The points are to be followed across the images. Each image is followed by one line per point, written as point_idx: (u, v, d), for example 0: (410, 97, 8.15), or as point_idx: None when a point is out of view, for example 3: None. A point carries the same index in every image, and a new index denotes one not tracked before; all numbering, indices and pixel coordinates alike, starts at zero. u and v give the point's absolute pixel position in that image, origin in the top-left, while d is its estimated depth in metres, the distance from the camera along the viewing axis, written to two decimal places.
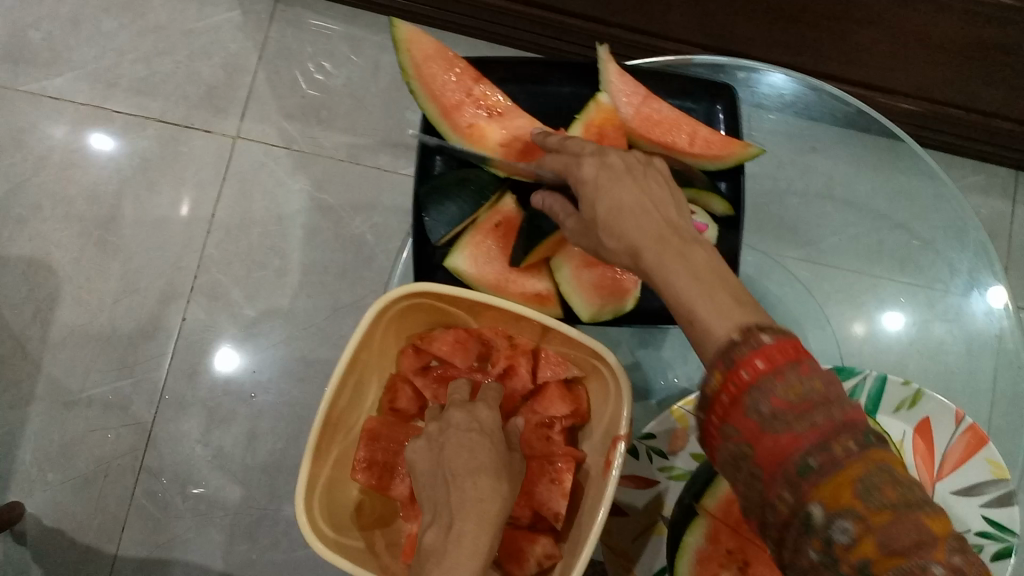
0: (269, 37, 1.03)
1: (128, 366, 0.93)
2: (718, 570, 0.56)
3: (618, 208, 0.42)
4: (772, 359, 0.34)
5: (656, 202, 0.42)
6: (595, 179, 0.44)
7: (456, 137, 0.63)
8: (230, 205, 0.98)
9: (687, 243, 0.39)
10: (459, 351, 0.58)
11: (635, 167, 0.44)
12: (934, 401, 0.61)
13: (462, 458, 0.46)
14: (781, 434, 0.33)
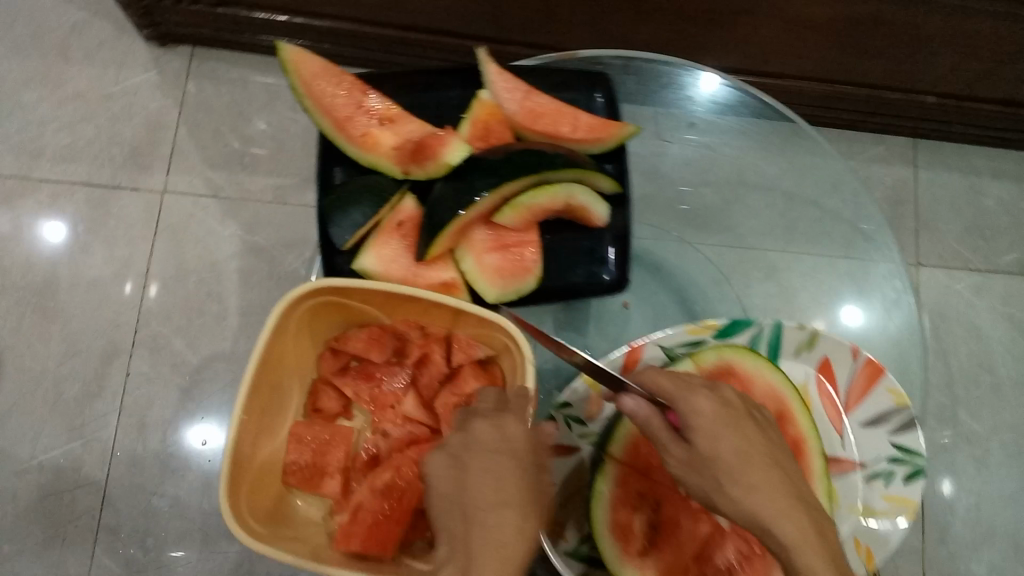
0: (187, 92, 1.05)
1: (77, 428, 0.94)
2: (631, 512, 0.57)
3: (748, 455, 0.45)
4: None
5: (769, 456, 0.47)
6: (710, 416, 0.46)
7: (351, 147, 0.61)
8: (164, 258, 1.00)
9: (811, 508, 0.45)
10: (374, 346, 0.57)
11: (741, 412, 0.48)
12: (829, 341, 0.63)
13: (498, 512, 0.45)
14: None
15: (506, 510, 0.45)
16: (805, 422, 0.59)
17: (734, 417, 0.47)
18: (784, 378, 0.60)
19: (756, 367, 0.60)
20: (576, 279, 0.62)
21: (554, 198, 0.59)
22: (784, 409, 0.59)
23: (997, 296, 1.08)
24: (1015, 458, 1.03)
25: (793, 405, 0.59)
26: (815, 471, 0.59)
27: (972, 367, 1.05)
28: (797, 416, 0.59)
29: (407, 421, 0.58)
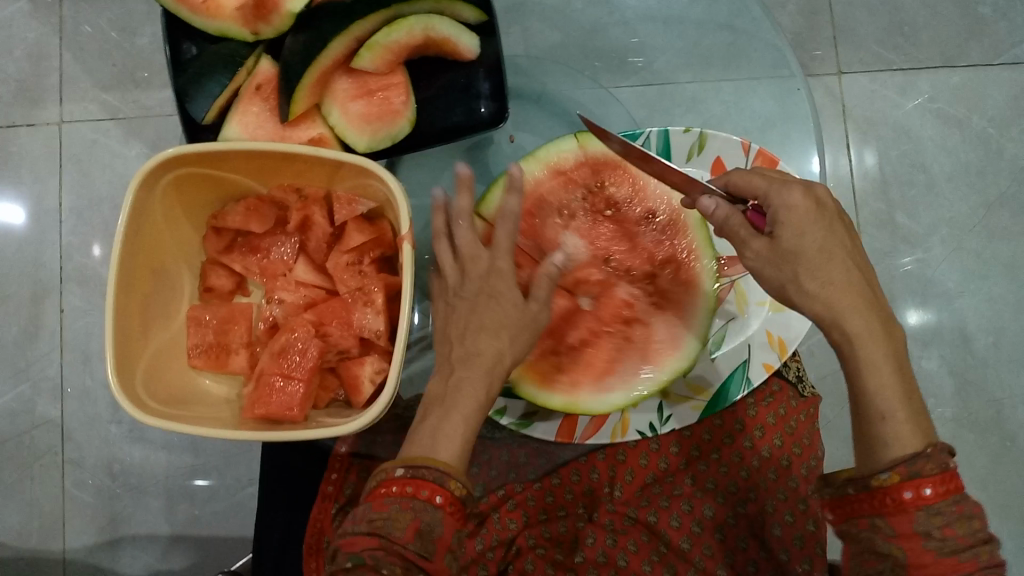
0: (63, 16, 1.00)
1: (23, 370, 0.94)
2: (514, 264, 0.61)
3: (828, 256, 0.50)
4: (937, 488, 0.45)
5: (852, 255, 0.51)
6: (810, 218, 0.50)
7: (194, 17, 0.58)
8: (74, 190, 0.97)
9: (884, 317, 0.50)
10: (253, 218, 0.55)
11: (837, 216, 0.51)
12: (718, 139, 0.62)
13: (481, 316, 0.52)
14: (940, 549, 0.45)
15: (499, 315, 0.52)
16: (697, 231, 0.62)
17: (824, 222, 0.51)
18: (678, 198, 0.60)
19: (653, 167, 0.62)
20: (454, 119, 0.61)
21: (411, 34, 0.56)
22: (676, 216, 0.63)
23: (922, 94, 1.07)
24: (953, 252, 1.04)
25: (687, 215, 0.62)
26: (703, 283, 0.62)
27: (905, 168, 1.06)
28: (692, 226, 0.62)
29: (301, 287, 0.57)
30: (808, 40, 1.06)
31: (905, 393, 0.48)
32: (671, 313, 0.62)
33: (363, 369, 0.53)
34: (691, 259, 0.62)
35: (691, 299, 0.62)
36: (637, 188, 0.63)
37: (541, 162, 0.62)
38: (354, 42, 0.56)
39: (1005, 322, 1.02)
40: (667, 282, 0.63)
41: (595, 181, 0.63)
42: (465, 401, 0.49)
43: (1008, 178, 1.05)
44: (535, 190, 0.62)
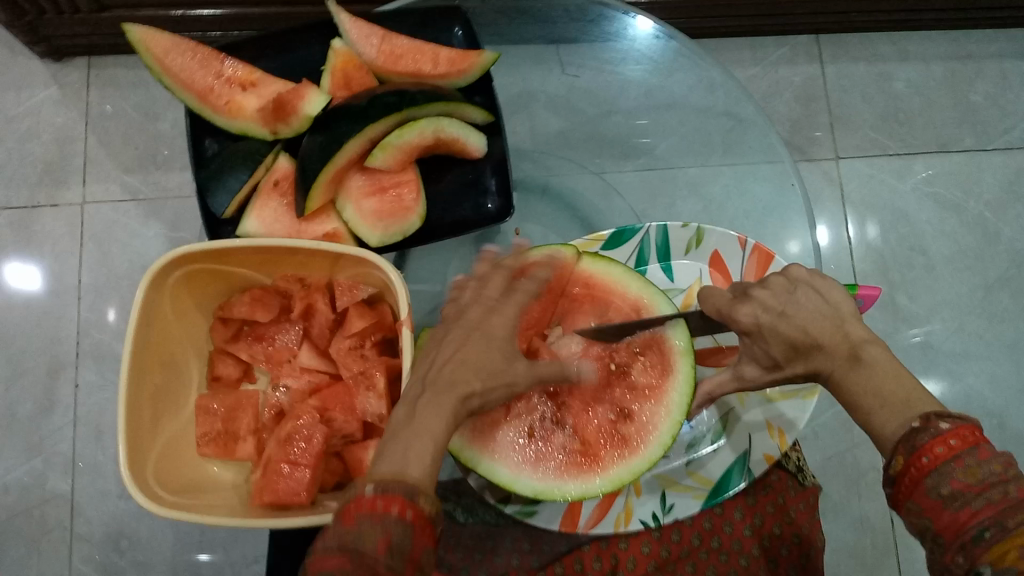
0: (91, 103, 1.05)
1: (35, 445, 0.95)
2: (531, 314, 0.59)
3: (801, 343, 0.48)
4: (951, 444, 0.42)
5: (826, 314, 0.48)
6: (767, 303, 0.50)
7: (220, 117, 0.62)
8: (93, 267, 1.00)
9: (867, 354, 0.47)
10: (258, 308, 0.58)
11: (787, 293, 0.50)
12: (715, 234, 0.65)
13: (469, 352, 0.47)
14: (959, 511, 0.41)
15: (483, 357, 0.47)
16: (623, 470, 0.57)
17: (777, 314, 0.49)
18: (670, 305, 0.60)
19: (674, 400, 0.58)
20: (462, 213, 0.64)
21: (422, 136, 0.59)
22: (632, 440, 0.58)
23: (919, 178, 1.10)
24: (956, 332, 1.05)
25: (635, 458, 0.57)
26: (568, 481, 0.57)
27: (904, 249, 1.08)
28: (628, 463, 0.57)
29: (305, 372, 0.60)
30: (806, 126, 1.10)
31: (880, 403, 0.45)
32: (520, 455, 0.57)
33: (367, 453, 0.55)
34: (595, 465, 0.57)
35: (537, 473, 0.57)
36: (647, 392, 0.59)
37: (643, 290, 0.59)
38: (368, 143, 0.59)
39: (1009, 404, 1.02)
40: (554, 444, 0.58)
41: (637, 344, 0.60)
42: (426, 431, 0.43)
43: (1004, 260, 1.08)
44: (613, 291, 0.60)
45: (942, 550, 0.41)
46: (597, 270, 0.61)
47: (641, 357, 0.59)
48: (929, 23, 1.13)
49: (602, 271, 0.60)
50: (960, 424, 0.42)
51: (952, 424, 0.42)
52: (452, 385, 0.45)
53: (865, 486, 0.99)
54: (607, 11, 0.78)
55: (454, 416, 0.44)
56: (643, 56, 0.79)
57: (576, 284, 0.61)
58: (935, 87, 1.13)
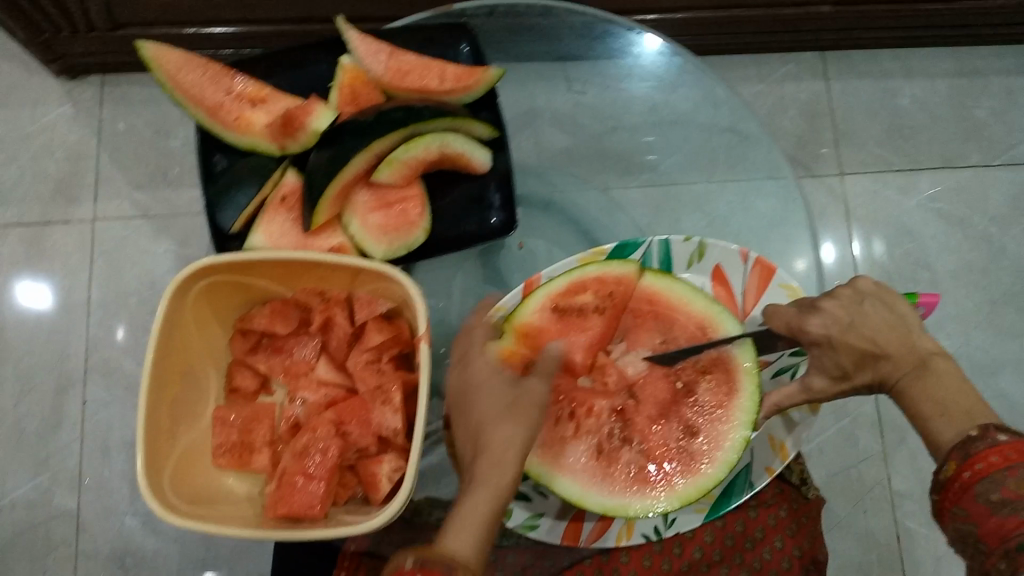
0: (103, 121, 1.06)
1: (42, 462, 0.96)
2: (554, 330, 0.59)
3: (870, 352, 0.54)
4: (1005, 456, 0.47)
5: (891, 324, 0.55)
6: (841, 318, 0.55)
7: (227, 133, 0.63)
8: (104, 283, 1.01)
9: (931, 365, 0.54)
10: (278, 320, 0.58)
11: (855, 307, 0.56)
12: (718, 248, 0.65)
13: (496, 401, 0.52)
14: (1008, 518, 0.46)
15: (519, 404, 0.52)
16: (688, 486, 0.59)
17: (848, 326, 0.55)
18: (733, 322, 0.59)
19: (741, 415, 0.59)
20: (466, 227, 0.65)
21: (428, 150, 0.60)
22: (699, 458, 0.59)
23: (924, 194, 1.10)
24: (963, 348, 1.05)
25: (702, 475, 0.59)
26: (636, 497, 0.58)
27: (910, 265, 1.08)
28: (695, 480, 0.59)
29: (322, 385, 0.60)
30: (810, 142, 1.11)
31: (942, 411, 0.52)
32: (590, 471, 0.59)
33: (381, 467, 0.54)
34: (662, 482, 0.59)
35: (608, 487, 0.58)
36: (716, 411, 0.59)
37: (707, 308, 0.60)
38: (375, 157, 0.60)
39: (1018, 420, 1.02)
40: (622, 461, 0.60)
41: (702, 362, 0.60)
42: (482, 490, 0.48)
43: (1010, 275, 1.08)
44: (677, 308, 0.60)
45: (987, 552, 0.47)
46: (660, 285, 0.61)
47: (704, 376, 0.60)
48: (934, 40, 1.14)
49: (664, 287, 0.60)
50: (1017, 438, 0.48)
51: (1010, 437, 0.48)
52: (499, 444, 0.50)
53: (871, 502, 0.98)
54: (613, 27, 0.80)
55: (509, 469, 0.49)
56: (649, 73, 0.80)
57: (638, 300, 0.61)
58: (940, 103, 1.13)
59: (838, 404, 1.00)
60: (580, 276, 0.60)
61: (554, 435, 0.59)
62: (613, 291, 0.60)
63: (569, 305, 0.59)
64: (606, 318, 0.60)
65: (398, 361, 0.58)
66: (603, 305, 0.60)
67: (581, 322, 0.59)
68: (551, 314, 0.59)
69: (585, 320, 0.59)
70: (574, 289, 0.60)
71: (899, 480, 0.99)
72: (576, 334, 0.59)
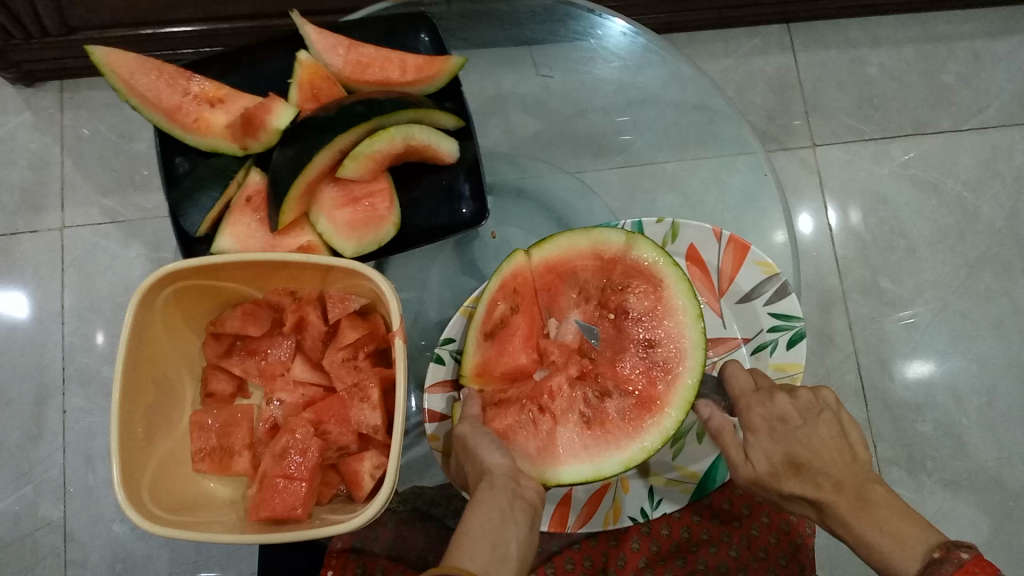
0: (65, 127, 1.05)
1: (25, 473, 0.95)
2: (486, 334, 0.58)
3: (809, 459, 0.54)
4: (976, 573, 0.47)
5: (835, 442, 0.55)
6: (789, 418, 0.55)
7: (188, 136, 0.63)
8: (76, 291, 1.00)
9: (867, 488, 0.53)
10: (251, 323, 0.57)
11: (808, 406, 0.56)
12: (690, 228, 0.64)
13: (478, 439, 0.53)
14: None
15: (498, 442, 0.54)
16: (683, 391, 0.57)
17: (789, 426, 0.55)
18: (610, 230, 0.59)
19: (681, 302, 0.58)
20: (437, 219, 0.65)
21: (393, 143, 0.59)
22: (671, 365, 0.58)
23: (897, 162, 1.10)
24: (940, 314, 1.06)
25: (685, 374, 0.57)
26: (643, 435, 0.57)
27: (885, 233, 1.08)
28: (681, 383, 0.57)
29: (299, 385, 0.59)
30: (781, 115, 1.10)
31: (901, 548, 0.50)
32: (589, 442, 0.57)
33: (364, 465, 0.54)
34: (657, 404, 0.57)
35: (614, 445, 0.57)
36: (652, 315, 0.59)
37: (591, 238, 0.59)
38: (337, 153, 0.59)
39: (993, 382, 1.03)
40: (611, 413, 0.58)
41: (619, 285, 0.60)
42: (480, 507, 0.48)
43: (985, 239, 1.08)
44: (571, 258, 0.59)
45: None
46: (546, 251, 0.59)
47: (626, 292, 0.59)
48: (899, 7, 1.13)
49: (550, 250, 0.59)
50: (977, 554, 0.48)
51: (971, 554, 0.48)
52: (500, 474, 0.51)
53: None
54: (573, 10, 0.77)
55: (512, 494, 0.49)
56: (613, 54, 0.79)
57: (538, 275, 0.59)
58: (908, 70, 1.13)
59: (820, 376, 1.02)
60: (488, 294, 0.57)
61: (542, 436, 0.58)
62: (513, 290, 0.58)
63: (490, 324, 0.58)
64: (524, 311, 0.59)
65: (375, 357, 0.58)
66: (515, 304, 0.59)
67: (508, 331, 0.59)
68: (485, 342, 0.58)
69: (509, 326, 0.59)
70: (489, 309, 0.58)
71: (883, 446, 1.01)
72: (509, 345, 0.59)
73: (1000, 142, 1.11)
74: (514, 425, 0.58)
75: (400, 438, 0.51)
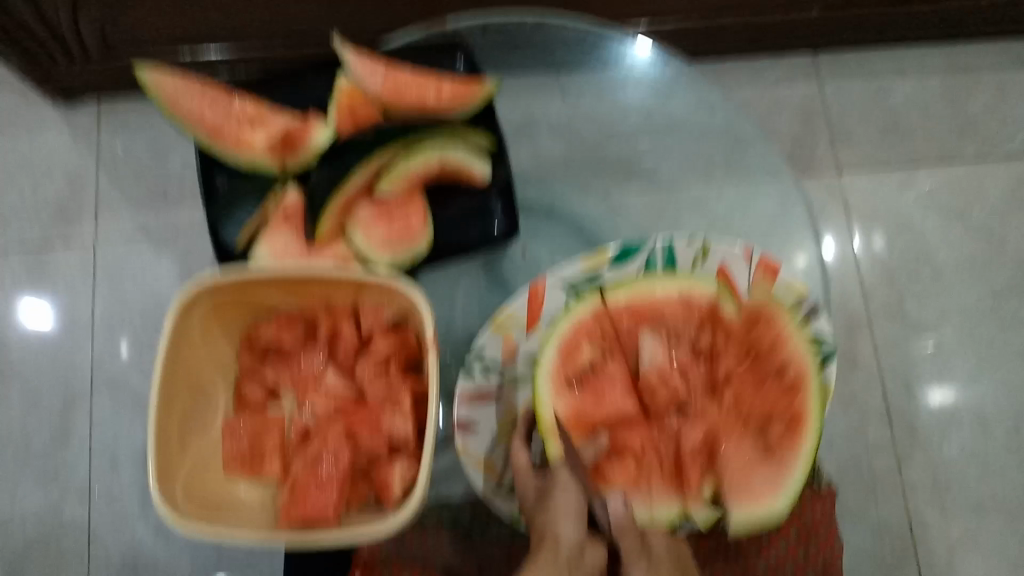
0: (102, 143, 1.07)
1: (52, 480, 0.95)
2: (574, 381, 0.59)
3: None
4: None
5: None
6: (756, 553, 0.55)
7: (229, 155, 0.64)
8: (107, 302, 1.01)
9: None
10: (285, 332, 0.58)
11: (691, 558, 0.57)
12: (720, 248, 0.65)
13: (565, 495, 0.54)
14: None
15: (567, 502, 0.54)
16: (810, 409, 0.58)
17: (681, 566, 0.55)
18: (683, 278, 0.63)
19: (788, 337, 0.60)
20: (469, 236, 0.66)
21: (427, 163, 0.64)
22: (793, 391, 0.59)
23: (923, 189, 1.11)
24: (966, 340, 1.05)
25: (810, 396, 0.59)
26: (785, 455, 0.58)
27: (911, 260, 1.08)
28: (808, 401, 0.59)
29: (330, 394, 0.59)
30: (806, 141, 1.11)
31: None
32: (734, 471, 0.58)
33: (394, 473, 0.54)
34: (786, 428, 0.59)
35: (760, 468, 0.58)
36: (763, 351, 0.60)
37: (675, 288, 0.62)
38: (376, 172, 0.64)
39: (1020, 411, 1.03)
40: (744, 441, 0.60)
41: (713, 324, 0.62)
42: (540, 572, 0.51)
43: (1012, 267, 1.08)
44: (656, 306, 0.62)
45: None
46: (625, 302, 0.62)
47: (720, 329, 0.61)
48: (924, 37, 1.14)
49: (629, 298, 0.62)
50: None
51: None
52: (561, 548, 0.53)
53: (882, 497, 0.98)
54: (604, 38, 0.78)
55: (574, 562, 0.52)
56: (643, 81, 0.79)
57: (622, 322, 0.61)
58: (934, 100, 1.14)
59: (844, 401, 1.02)
60: (562, 342, 0.60)
61: (684, 472, 0.58)
62: (591, 335, 0.61)
63: (576, 371, 0.60)
64: (614, 356, 0.61)
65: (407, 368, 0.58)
66: (599, 351, 0.61)
67: (600, 378, 0.61)
68: (574, 391, 0.59)
69: (603, 373, 0.61)
70: (569, 353, 0.60)
71: (909, 472, 1.00)
72: (609, 389, 0.60)
73: None
74: (651, 466, 0.58)
75: (428, 451, 0.52)
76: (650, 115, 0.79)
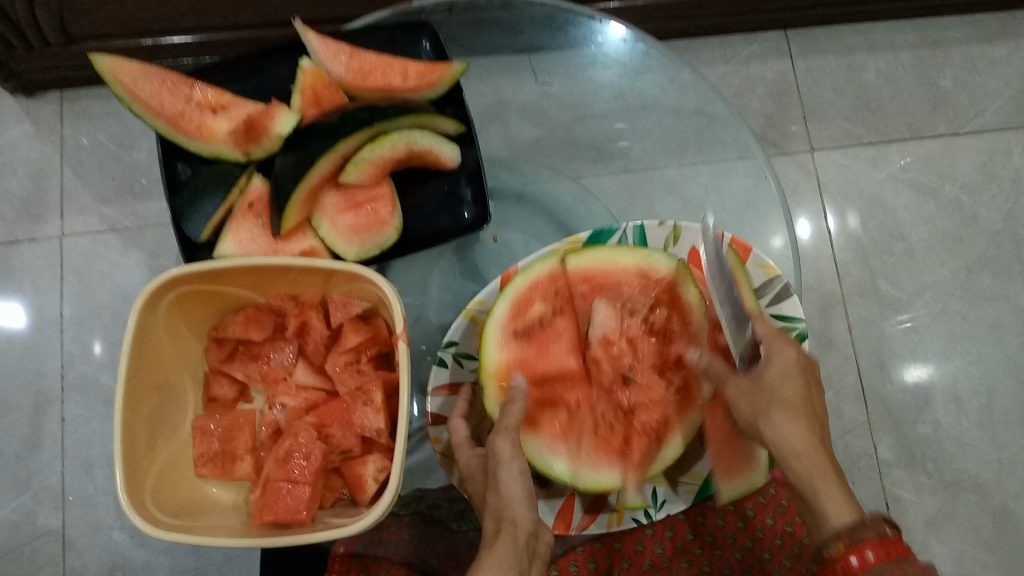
0: (65, 136, 1.05)
1: (24, 482, 0.94)
2: (518, 338, 0.58)
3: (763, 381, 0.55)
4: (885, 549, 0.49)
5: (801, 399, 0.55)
6: (780, 366, 0.55)
7: (190, 142, 0.63)
8: (75, 300, 1.00)
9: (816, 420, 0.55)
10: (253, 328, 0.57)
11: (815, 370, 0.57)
12: (692, 231, 0.64)
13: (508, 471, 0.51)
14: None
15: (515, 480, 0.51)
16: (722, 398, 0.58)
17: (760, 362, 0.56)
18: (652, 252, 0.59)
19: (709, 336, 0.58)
20: (439, 223, 0.65)
21: (395, 149, 0.60)
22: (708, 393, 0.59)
23: (895, 166, 1.11)
24: (940, 315, 1.06)
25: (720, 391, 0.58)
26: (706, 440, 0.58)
27: (884, 237, 1.08)
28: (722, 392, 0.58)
29: (302, 390, 0.59)
30: (779, 119, 1.11)
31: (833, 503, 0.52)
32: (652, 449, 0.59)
33: (368, 468, 0.54)
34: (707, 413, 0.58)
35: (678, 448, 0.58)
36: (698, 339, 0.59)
37: (637, 258, 0.59)
38: (340, 159, 0.60)
39: (992, 385, 1.04)
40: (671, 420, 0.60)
41: (664, 300, 0.60)
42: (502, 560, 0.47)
43: (984, 242, 1.09)
44: (613, 273, 0.59)
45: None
46: (586, 262, 0.59)
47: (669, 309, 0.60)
48: (896, 13, 1.14)
49: (589, 261, 0.59)
50: (899, 532, 0.51)
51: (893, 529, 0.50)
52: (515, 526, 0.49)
53: (857, 473, 1.00)
54: (574, 16, 0.77)
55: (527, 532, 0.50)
56: (613, 59, 0.78)
57: (578, 284, 0.59)
58: (905, 75, 1.14)
59: (820, 379, 1.02)
60: (516, 293, 0.58)
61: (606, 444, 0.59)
62: (550, 291, 0.59)
63: (525, 324, 0.59)
64: (566, 314, 0.60)
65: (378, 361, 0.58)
66: (554, 307, 0.60)
67: (547, 332, 0.60)
68: (520, 342, 0.58)
69: (551, 328, 0.60)
70: (521, 306, 0.58)
71: (883, 448, 1.01)
72: (553, 346, 0.60)
73: (996, 145, 1.12)
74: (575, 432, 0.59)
75: (402, 444, 0.51)
76: (622, 98, 0.79)
